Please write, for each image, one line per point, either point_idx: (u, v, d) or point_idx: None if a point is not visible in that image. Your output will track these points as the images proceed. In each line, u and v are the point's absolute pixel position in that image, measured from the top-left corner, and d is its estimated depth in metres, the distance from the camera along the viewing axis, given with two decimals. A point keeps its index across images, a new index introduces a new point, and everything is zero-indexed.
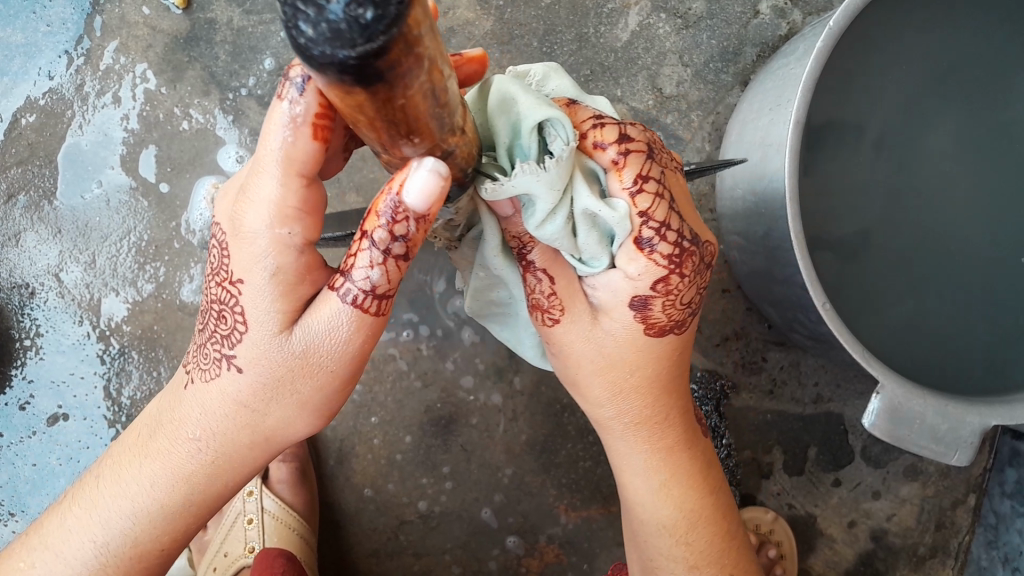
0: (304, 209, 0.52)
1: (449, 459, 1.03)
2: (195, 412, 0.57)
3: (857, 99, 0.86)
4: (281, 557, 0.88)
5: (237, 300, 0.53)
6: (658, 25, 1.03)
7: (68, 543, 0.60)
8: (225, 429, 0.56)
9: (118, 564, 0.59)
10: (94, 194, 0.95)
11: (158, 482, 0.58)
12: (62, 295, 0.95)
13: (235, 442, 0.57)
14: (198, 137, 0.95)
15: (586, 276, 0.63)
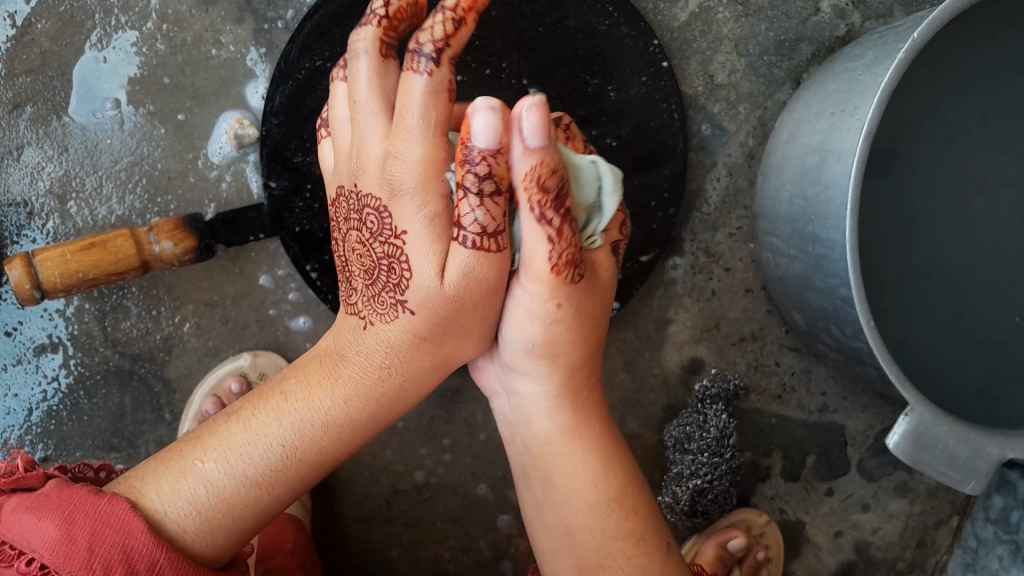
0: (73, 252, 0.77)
1: (450, 432, 1.00)
2: (392, 344, 0.60)
3: (916, 115, 0.84)
4: (289, 523, 0.87)
5: (399, 249, 0.56)
6: (717, 9, 1.00)
7: (206, 487, 0.57)
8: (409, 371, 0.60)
9: (274, 475, 0.58)
10: (107, 114, 0.88)
11: (254, 468, 0.58)
12: (62, 219, 0.89)
13: (374, 403, 0.61)
14: (225, 66, 0.89)
15: (164, 248, 0.79)
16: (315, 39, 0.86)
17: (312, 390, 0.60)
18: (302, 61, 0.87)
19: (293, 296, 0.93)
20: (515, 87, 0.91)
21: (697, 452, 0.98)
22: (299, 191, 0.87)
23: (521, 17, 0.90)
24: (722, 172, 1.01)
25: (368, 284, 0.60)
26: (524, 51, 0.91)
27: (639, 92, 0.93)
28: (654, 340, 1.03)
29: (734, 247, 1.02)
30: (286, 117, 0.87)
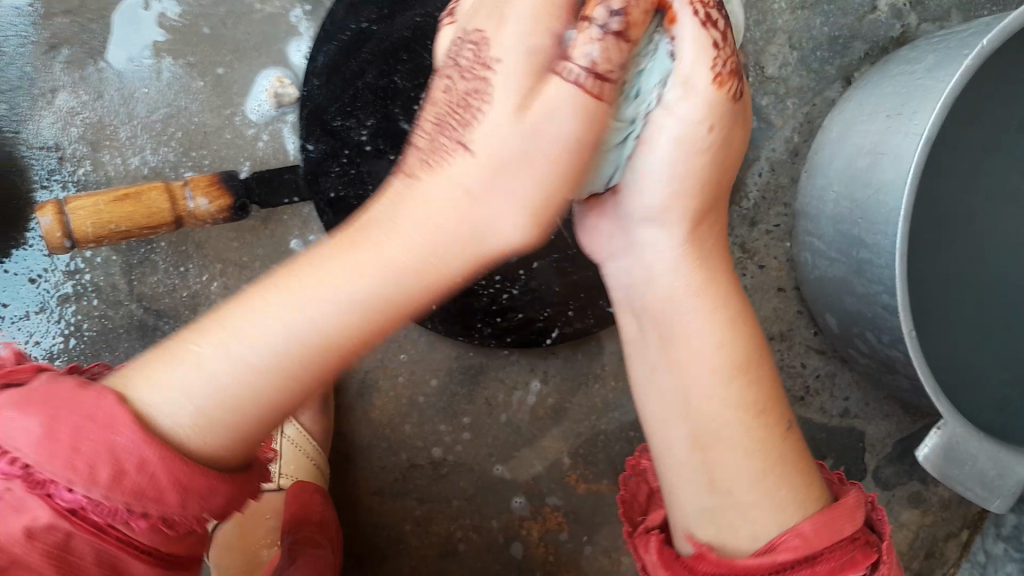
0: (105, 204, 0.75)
1: (471, 410, 0.99)
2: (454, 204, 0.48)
3: (971, 124, 0.82)
4: (318, 496, 0.85)
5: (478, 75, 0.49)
6: (773, 0, 0.97)
7: (193, 384, 0.45)
8: (462, 243, 0.48)
9: (285, 367, 0.45)
10: (146, 62, 0.86)
11: (268, 364, 0.45)
12: (93, 167, 0.86)
13: (421, 276, 0.47)
14: (268, 22, 0.87)
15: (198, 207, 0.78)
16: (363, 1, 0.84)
17: (341, 266, 0.46)
18: (348, 22, 0.85)
19: None
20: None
21: None
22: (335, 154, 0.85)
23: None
24: (765, 167, 1.00)
25: (436, 129, 0.51)
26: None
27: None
28: None
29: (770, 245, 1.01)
30: (329, 78, 0.85)
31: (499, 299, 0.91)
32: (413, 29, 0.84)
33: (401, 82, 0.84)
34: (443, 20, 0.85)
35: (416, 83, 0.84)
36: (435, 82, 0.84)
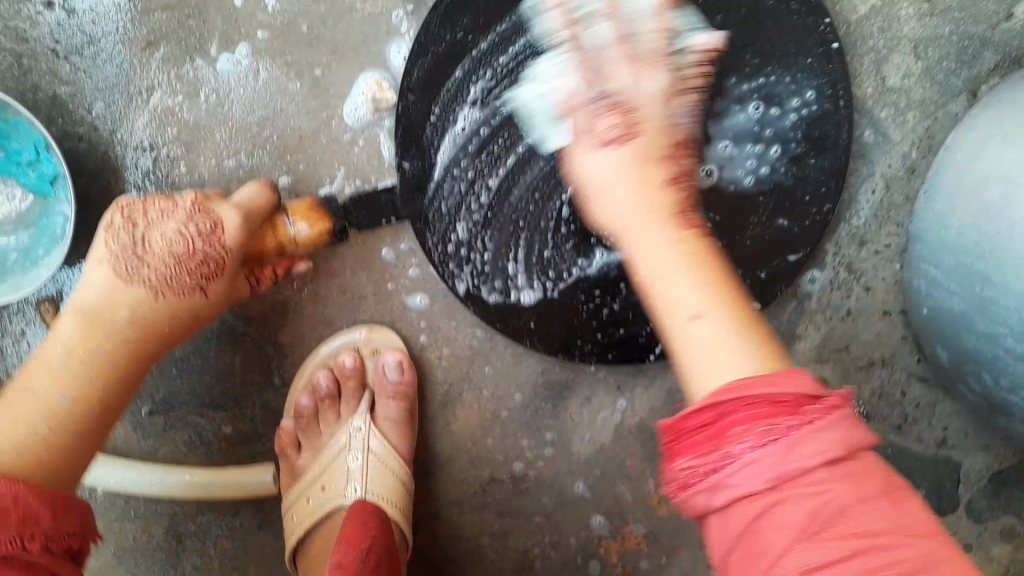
0: (183, 258, 0.70)
1: (554, 426, 0.96)
2: (134, 304, 0.70)
3: None
4: (376, 515, 0.80)
5: (204, 254, 0.71)
6: (901, 6, 0.91)
7: (24, 404, 0.66)
8: (147, 327, 0.71)
9: (81, 407, 0.68)
10: (243, 61, 0.83)
11: (30, 415, 0.66)
12: (188, 168, 0.85)
13: (144, 335, 0.71)
14: (369, 23, 0.83)
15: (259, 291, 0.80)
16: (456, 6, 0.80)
17: (80, 349, 0.69)
18: (442, 31, 0.80)
19: (413, 273, 0.90)
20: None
21: None
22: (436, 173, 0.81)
23: (692, 1, 0.83)
24: (878, 184, 0.94)
25: (142, 256, 0.70)
26: None
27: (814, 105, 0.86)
28: None
29: (879, 266, 0.95)
30: (427, 90, 0.81)
31: (602, 313, 0.85)
32: (509, 31, 0.79)
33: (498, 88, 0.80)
34: None
35: (514, 89, 0.81)
36: None
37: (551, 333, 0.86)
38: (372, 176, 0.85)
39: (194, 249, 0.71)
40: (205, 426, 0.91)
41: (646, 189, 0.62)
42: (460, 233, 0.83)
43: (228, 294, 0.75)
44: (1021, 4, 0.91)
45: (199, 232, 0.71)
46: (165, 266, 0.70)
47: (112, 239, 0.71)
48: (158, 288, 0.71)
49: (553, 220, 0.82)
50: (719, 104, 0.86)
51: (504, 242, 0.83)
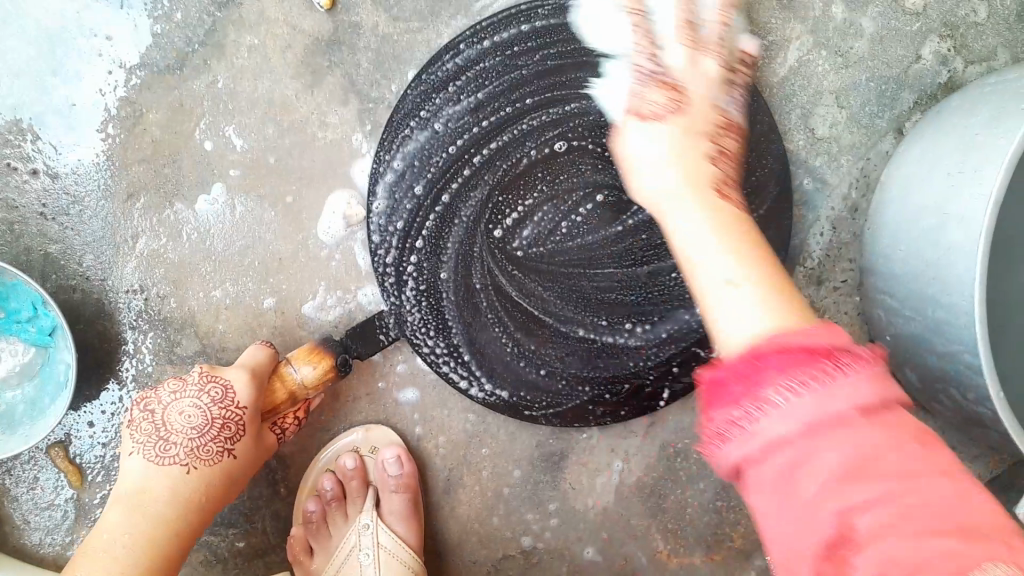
0: (206, 427, 0.81)
1: (556, 496, 1.00)
2: (169, 481, 0.80)
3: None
4: None
5: (227, 419, 0.82)
6: (818, 62, 0.97)
7: None
8: (184, 497, 0.81)
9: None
10: (218, 199, 0.90)
11: None
12: (180, 304, 0.91)
13: (183, 502, 0.81)
14: (332, 147, 0.90)
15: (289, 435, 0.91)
16: (394, 139, 0.88)
17: (128, 530, 0.78)
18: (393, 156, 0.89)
19: (400, 368, 0.95)
20: (611, 147, 0.90)
21: None
22: (415, 294, 0.90)
23: (608, 76, 0.89)
24: (826, 226, 0.99)
25: (174, 435, 0.81)
26: (607, 106, 0.88)
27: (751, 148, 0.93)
28: None
29: (840, 301, 1.00)
30: (391, 218, 0.89)
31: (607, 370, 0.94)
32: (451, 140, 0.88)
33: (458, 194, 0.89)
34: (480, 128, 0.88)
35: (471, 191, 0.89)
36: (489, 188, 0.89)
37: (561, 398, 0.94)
38: (352, 285, 0.92)
39: (217, 418, 0.81)
40: (223, 544, 0.95)
41: (755, 258, 0.63)
42: (458, 328, 0.91)
43: (256, 451, 0.85)
44: (926, 46, 0.97)
45: (216, 399, 0.82)
46: (194, 438, 0.81)
47: (138, 431, 0.82)
48: (188, 462, 0.81)
49: (540, 294, 0.92)
50: None
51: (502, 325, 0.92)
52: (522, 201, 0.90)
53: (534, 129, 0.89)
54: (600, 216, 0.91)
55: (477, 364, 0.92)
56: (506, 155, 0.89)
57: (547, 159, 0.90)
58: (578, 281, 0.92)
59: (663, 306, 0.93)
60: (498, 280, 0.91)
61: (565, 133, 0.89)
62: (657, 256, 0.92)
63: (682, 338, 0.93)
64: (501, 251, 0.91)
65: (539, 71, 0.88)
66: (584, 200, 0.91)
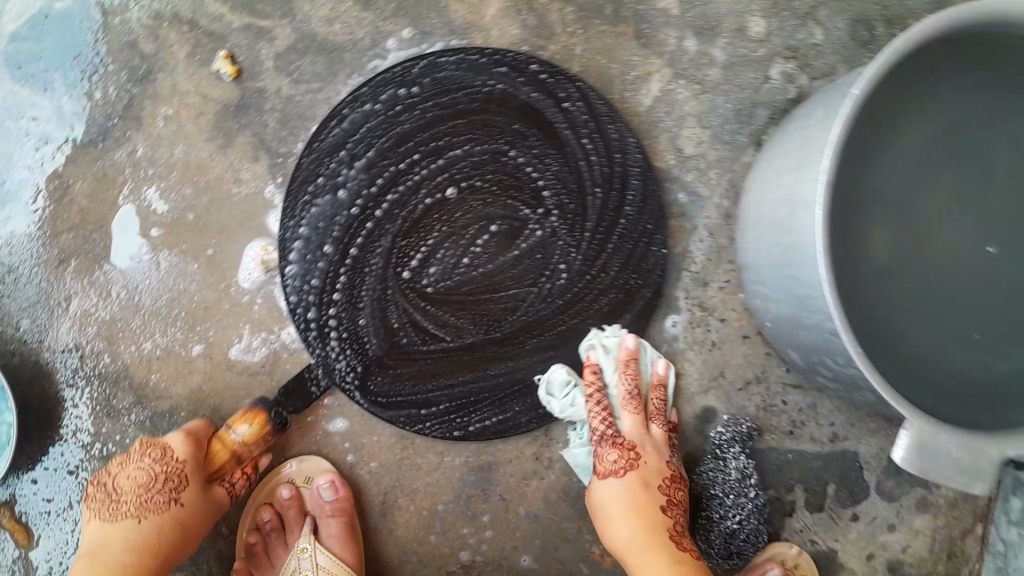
0: (149, 480, 0.90)
1: (489, 509, 1.05)
2: (125, 535, 0.88)
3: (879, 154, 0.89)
4: None
5: (169, 468, 0.90)
6: (678, 91, 1.09)
7: None
8: (139, 545, 0.88)
9: None
10: (144, 257, 0.98)
11: None
12: (112, 358, 0.97)
13: (138, 550, 0.87)
14: (247, 202, 0.99)
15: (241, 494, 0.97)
16: (296, 206, 0.98)
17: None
18: (296, 221, 0.98)
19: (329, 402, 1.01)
20: (494, 182, 0.99)
21: (722, 496, 1.08)
22: (338, 344, 0.98)
23: (479, 117, 0.99)
24: (704, 233, 1.10)
25: (125, 493, 0.90)
26: (483, 145, 0.99)
27: (625, 168, 1.01)
28: (667, 396, 1.10)
29: (727, 298, 1.11)
30: (306, 278, 0.98)
31: (521, 386, 1.01)
32: (349, 196, 0.98)
33: (363, 244, 0.98)
34: (376, 182, 0.98)
35: (376, 241, 0.98)
36: (391, 235, 0.98)
37: (487, 417, 1.01)
38: (274, 326, 0.99)
39: (160, 470, 0.90)
40: None
41: (631, 512, 0.93)
42: (383, 365, 0.99)
43: (200, 500, 0.92)
44: (773, 66, 1.09)
45: (156, 455, 0.91)
46: (142, 494, 0.89)
47: (93, 500, 0.91)
48: (139, 514, 0.89)
49: (451, 324, 1.00)
50: (542, 191, 1.00)
51: (422, 357, 1.00)
52: (423, 243, 0.99)
53: (423, 179, 0.99)
54: (496, 244, 1.01)
55: (407, 397, 1.00)
56: (404, 203, 0.98)
57: (440, 204, 0.99)
58: (487, 305, 1.01)
59: (564, 322, 1.02)
60: (414, 317, 0.99)
61: (452, 177, 0.99)
62: (551, 275, 1.01)
63: (588, 342, 1.02)
64: (412, 290, 1.00)
65: (419, 126, 0.98)
66: (479, 232, 1.00)
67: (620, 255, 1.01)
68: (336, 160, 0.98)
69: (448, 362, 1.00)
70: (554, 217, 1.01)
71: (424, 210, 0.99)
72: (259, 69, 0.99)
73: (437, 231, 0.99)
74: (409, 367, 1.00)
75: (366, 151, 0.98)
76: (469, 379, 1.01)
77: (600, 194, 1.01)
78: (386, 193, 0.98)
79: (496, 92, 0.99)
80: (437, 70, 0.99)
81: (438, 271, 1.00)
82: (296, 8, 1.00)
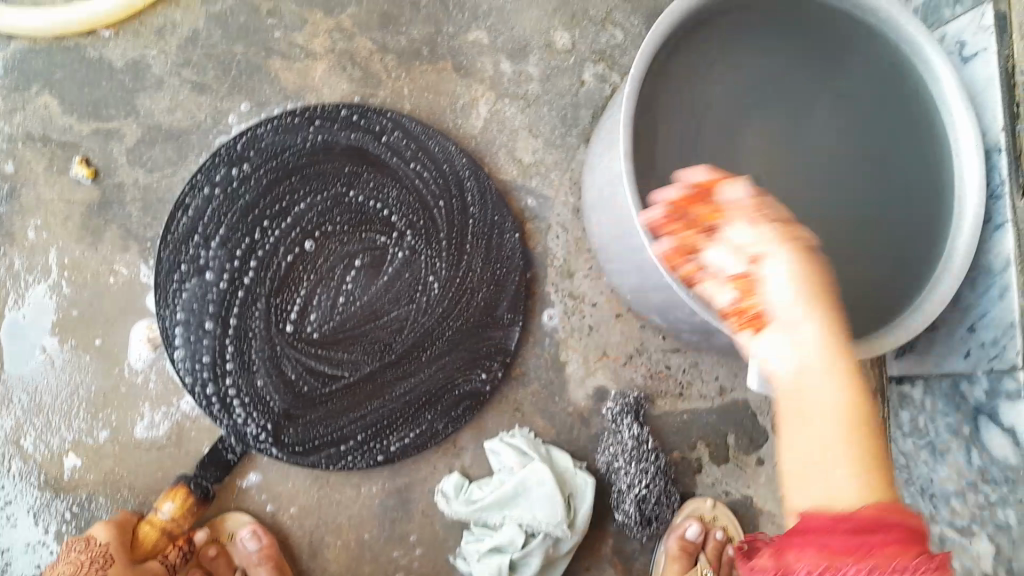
0: (77, 565, 0.92)
1: (414, 527, 1.11)
2: None
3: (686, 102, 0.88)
4: None
5: (96, 550, 0.94)
6: (506, 110, 1.18)
7: None
8: None
9: None
10: (37, 360, 1.04)
11: None
12: (23, 460, 1.03)
13: None
14: (125, 288, 1.06)
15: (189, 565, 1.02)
16: (166, 296, 1.04)
17: None
18: (171, 311, 1.04)
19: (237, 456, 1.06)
20: (345, 223, 1.09)
21: (627, 465, 1.12)
22: (242, 408, 1.05)
23: (313, 172, 1.08)
24: (560, 230, 1.18)
25: None
26: (326, 195, 1.09)
27: (456, 178, 1.13)
28: (559, 385, 1.17)
29: (595, 284, 1.18)
30: (196, 358, 1.04)
31: (424, 397, 1.10)
32: (217, 273, 1.05)
33: (242, 311, 1.05)
34: (237, 253, 1.06)
35: (252, 306, 1.06)
36: (265, 296, 1.06)
37: (402, 433, 1.09)
38: (173, 398, 1.06)
39: (88, 555, 0.93)
40: None
41: None
42: (291, 417, 1.06)
43: (133, 575, 0.95)
44: (585, 71, 1.20)
45: (81, 546, 0.94)
46: None
47: None
48: None
49: (344, 360, 1.08)
50: (392, 219, 1.11)
51: (326, 399, 1.07)
52: (296, 296, 1.07)
53: (279, 239, 1.07)
54: (365, 277, 1.10)
55: (323, 439, 1.07)
56: (269, 263, 1.06)
57: (301, 257, 1.08)
58: (374, 334, 1.09)
59: (445, 327, 1.11)
60: (308, 364, 1.07)
61: (305, 230, 1.08)
62: (421, 290, 1.11)
63: (471, 337, 1.12)
64: (299, 342, 1.07)
65: (260, 194, 1.07)
66: (345, 271, 1.09)
67: (479, 254, 1.13)
68: (194, 243, 1.05)
69: (351, 395, 1.08)
70: (409, 237, 1.11)
71: (290, 267, 1.07)
72: (113, 166, 1.07)
73: (307, 282, 1.08)
74: (315, 410, 1.07)
75: (218, 229, 1.05)
76: (374, 407, 1.08)
77: (443, 205, 1.12)
78: (251, 261, 1.06)
79: (318, 146, 1.09)
80: (259, 141, 1.07)
81: (319, 316, 1.08)
82: (138, 105, 1.08)
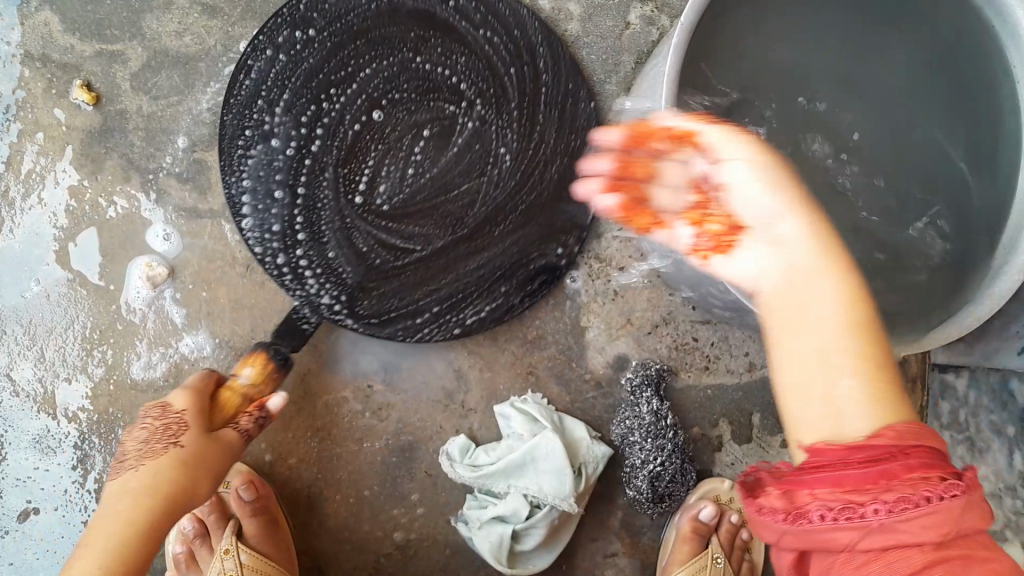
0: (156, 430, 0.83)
1: (416, 487, 1.07)
2: None
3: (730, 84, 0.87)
4: None
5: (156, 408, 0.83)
6: None
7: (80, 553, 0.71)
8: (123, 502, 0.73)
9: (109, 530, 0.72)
10: (32, 290, 1.00)
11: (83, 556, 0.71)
12: (17, 393, 1.00)
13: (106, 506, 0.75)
14: (125, 222, 1.01)
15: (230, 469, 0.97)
16: (231, 163, 0.99)
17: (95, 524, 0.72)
18: (233, 175, 0.99)
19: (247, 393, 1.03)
20: (413, 89, 1.02)
21: (643, 440, 1.07)
22: (315, 279, 1.00)
23: (376, 40, 1.01)
24: None
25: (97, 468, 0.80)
26: (393, 60, 1.02)
27: (529, 51, 1.05)
28: (577, 350, 1.11)
29: (623, 246, 1.11)
30: (264, 226, 1.00)
31: (497, 275, 1.04)
32: (282, 137, 0.99)
33: (306, 177, 1.00)
34: (303, 115, 1.00)
35: (319, 173, 1.00)
36: (332, 161, 1.00)
37: (471, 312, 1.04)
38: (172, 340, 1.01)
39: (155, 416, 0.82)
40: None
41: None
42: (362, 288, 1.01)
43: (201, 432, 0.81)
44: (631, 13, 1.11)
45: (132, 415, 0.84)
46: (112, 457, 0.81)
47: None
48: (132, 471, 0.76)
49: (415, 230, 1.03)
50: (463, 88, 1.03)
51: (399, 271, 1.02)
52: (364, 165, 1.02)
53: (344, 105, 1.01)
54: (434, 147, 1.03)
55: (400, 310, 1.02)
56: (336, 128, 1.00)
57: (369, 125, 1.02)
58: (447, 207, 1.03)
59: (521, 199, 1.05)
60: (380, 236, 1.02)
61: (372, 97, 1.01)
62: (492, 164, 1.04)
63: (546, 211, 1.05)
64: (369, 213, 1.02)
65: (323, 57, 1.00)
66: (414, 140, 1.03)
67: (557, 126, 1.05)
68: (252, 106, 0.99)
69: (420, 271, 1.03)
70: (478, 106, 1.04)
71: (360, 133, 1.01)
72: (116, 92, 1.01)
73: (375, 150, 1.02)
74: (385, 285, 1.02)
75: (279, 92, 0.99)
76: (446, 282, 1.03)
77: (515, 71, 1.04)
78: (316, 125, 1.00)
79: (384, 8, 1.02)
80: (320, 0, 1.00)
81: (388, 188, 1.02)
82: (144, 28, 1.01)
